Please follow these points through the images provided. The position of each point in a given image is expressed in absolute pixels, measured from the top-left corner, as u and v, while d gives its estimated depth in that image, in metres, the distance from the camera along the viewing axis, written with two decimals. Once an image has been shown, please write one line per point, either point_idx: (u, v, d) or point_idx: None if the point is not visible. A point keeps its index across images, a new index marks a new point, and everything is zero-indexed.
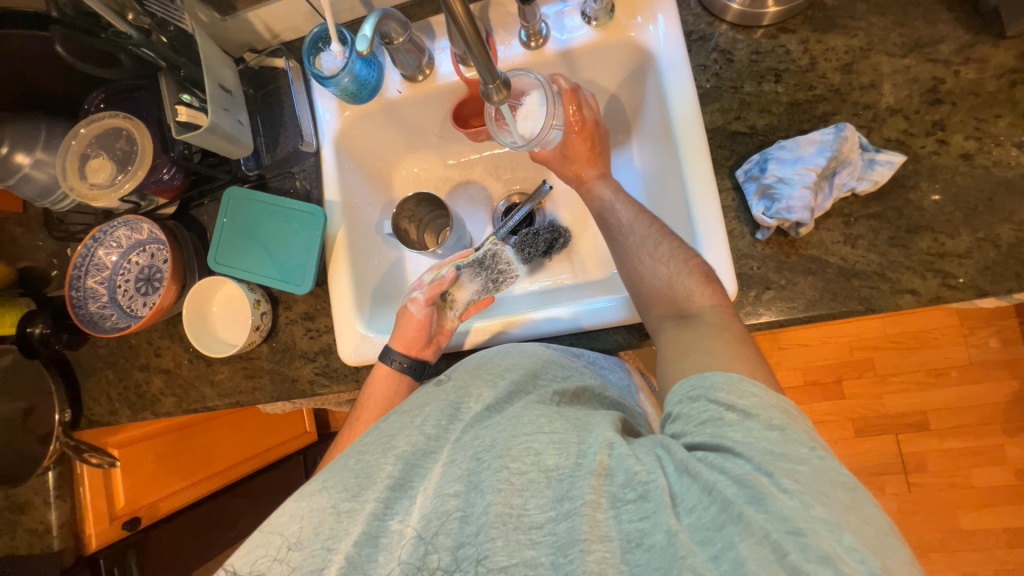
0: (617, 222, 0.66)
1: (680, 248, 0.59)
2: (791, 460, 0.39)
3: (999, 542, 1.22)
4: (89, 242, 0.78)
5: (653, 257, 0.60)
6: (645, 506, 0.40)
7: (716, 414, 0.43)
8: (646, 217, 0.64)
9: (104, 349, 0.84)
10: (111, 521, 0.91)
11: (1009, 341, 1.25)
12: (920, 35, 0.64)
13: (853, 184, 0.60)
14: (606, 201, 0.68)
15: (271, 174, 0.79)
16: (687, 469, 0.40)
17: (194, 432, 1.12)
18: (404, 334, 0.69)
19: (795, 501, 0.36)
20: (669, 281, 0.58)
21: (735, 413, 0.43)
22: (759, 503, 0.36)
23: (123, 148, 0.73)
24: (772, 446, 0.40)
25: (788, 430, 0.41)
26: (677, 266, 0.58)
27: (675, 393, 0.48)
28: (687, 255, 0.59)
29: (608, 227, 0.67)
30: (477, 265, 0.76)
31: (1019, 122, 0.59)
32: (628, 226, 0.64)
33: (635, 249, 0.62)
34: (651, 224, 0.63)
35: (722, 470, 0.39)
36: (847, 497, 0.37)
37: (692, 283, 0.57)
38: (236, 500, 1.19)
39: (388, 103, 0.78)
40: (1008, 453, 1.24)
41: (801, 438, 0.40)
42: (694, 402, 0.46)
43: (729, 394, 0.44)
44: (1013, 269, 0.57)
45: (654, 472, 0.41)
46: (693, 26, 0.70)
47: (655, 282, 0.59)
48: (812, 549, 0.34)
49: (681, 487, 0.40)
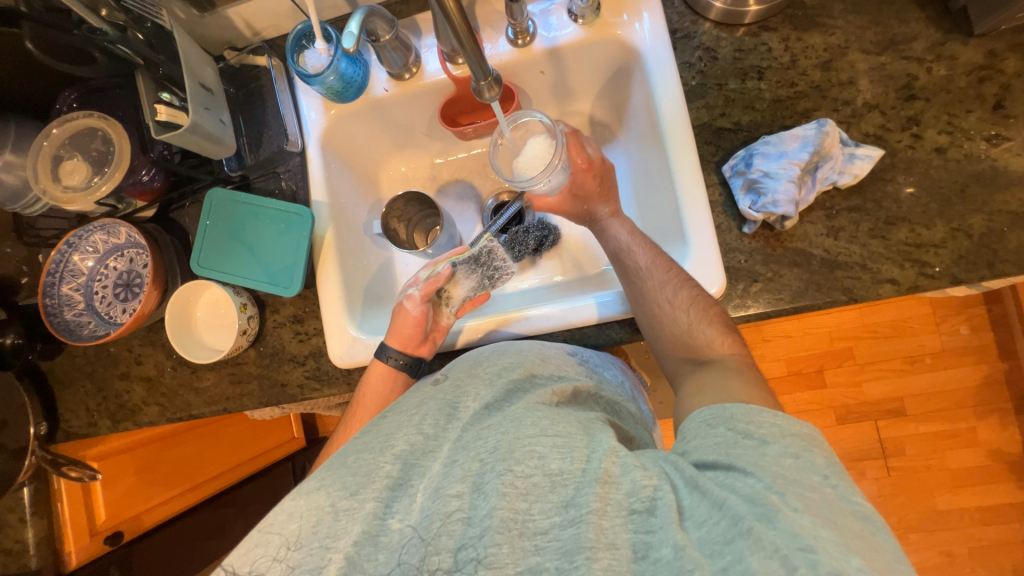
0: (634, 264, 0.64)
1: (699, 296, 0.59)
2: (802, 487, 0.40)
3: (973, 520, 1.28)
4: (63, 248, 0.75)
5: (672, 303, 0.60)
6: (652, 520, 0.40)
7: (731, 439, 0.45)
8: (664, 260, 0.63)
9: (82, 358, 0.81)
10: (92, 536, 0.89)
11: (978, 327, 1.31)
12: (894, 33, 0.66)
13: (834, 178, 0.62)
14: (621, 242, 0.67)
15: (255, 174, 0.77)
16: (696, 486, 0.41)
17: (177, 443, 1.09)
18: (402, 330, 0.69)
19: (805, 518, 0.37)
20: (688, 328, 0.59)
21: (751, 440, 0.44)
22: (769, 520, 0.37)
23: (99, 149, 0.70)
24: (784, 472, 0.41)
25: (802, 457, 0.42)
26: (697, 315, 0.59)
27: (693, 419, 0.49)
28: (707, 303, 0.60)
29: (624, 268, 0.65)
30: (472, 262, 0.76)
31: (988, 116, 0.62)
32: (645, 269, 0.63)
33: (654, 294, 0.61)
34: (670, 269, 0.62)
35: (732, 489, 0.40)
36: (855, 525, 0.38)
37: (712, 332, 0.58)
38: (223, 511, 1.11)
39: (375, 102, 0.77)
40: (980, 435, 1.29)
41: (815, 466, 0.41)
42: (712, 428, 0.47)
43: (748, 423, 0.46)
44: (984, 257, 0.60)
45: (662, 489, 0.42)
46: (678, 24, 0.71)
47: (675, 329, 0.60)
48: (823, 565, 0.34)
49: (690, 502, 0.41)
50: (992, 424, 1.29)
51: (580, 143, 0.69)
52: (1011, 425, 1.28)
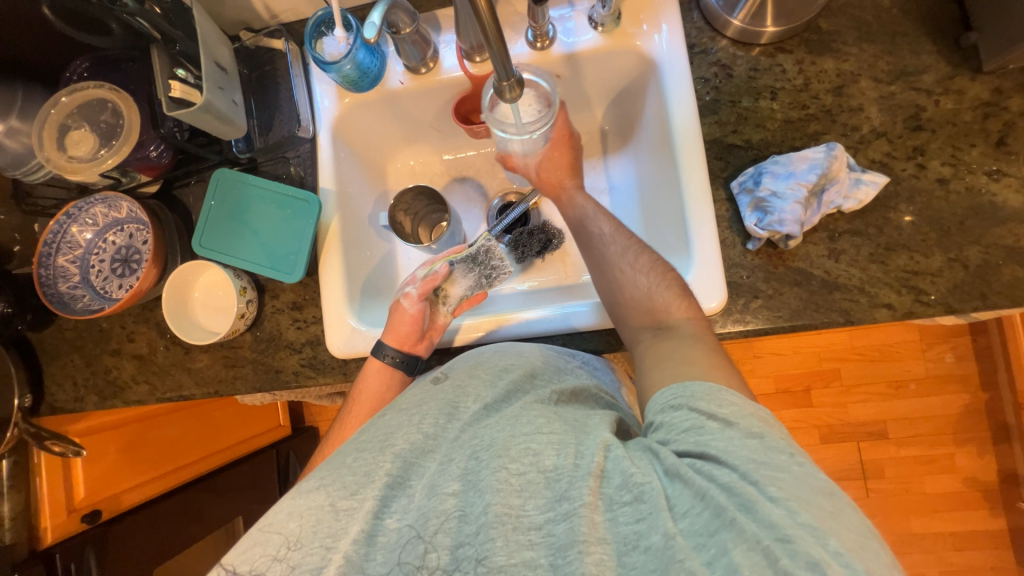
0: (598, 231, 0.67)
1: (659, 262, 0.62)
2: (772, 468, 0.40)
3: (946, 545, 1.30)
4: (61, 218, 0.73)
5: (633, 266, 0.62)
6: (641, 508, 0.41)
7: (697, 422, 0.45)
8: (625, 230, 0.66)
9: (72, 332, 0.80)
10: (69, 514, 0.88)
11: (962, 357, 1.33)
12: (905, 64, 0.67)
13: (839, 202, 0.63)
14: (587, 211, 0.69)
15: (263, 157, 0.77)
16: (678, 475, 0.42)
17: (159, 423, 1.07)
18: (398, 329, 0.69)
19: (781, 508, 0.37)
20: (648, 291, 0.60)
21: (716, 421, 0.45)
22: (750, 511, 0.38)
23: (107, 121, 0.69)
24: (751, 454, 0.41)
25: (766, 437, 0.43)
26: (656, 278, 0.60)
27: (658, 403, 0.50)
28: (665, 269, 0.61)
29: (588, 236, 0.67)
30: (471, 261, 0.76)
31: (991, 152, 0.64)
32: (609, 236, 0.66)
33: (615, 258, 0.64)
34: (631, 236, 0.65)
35: (711, 477, 0.41)
36: (827, 503, 0.38)
37: (670, 295, 0.59)
38: (201, 496, 1.08)
39: (389, 93, 0.77)
40: (958, 462, 1.32)
41: (780, 445, 0.42)
42: (676, 411, 0.47)
43: (709, 403, 0.46)
44: (978, 289, 0.61)
45: (649, 475, 0.43)
46: (696, 39, 0.72)
47: (635, 292, 0.60)
48: (801, 555, 0.35)
49: (674, 491, 0.41)
50: (970, 452, 1.32)
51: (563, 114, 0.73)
52: (988, 453, 1.31)
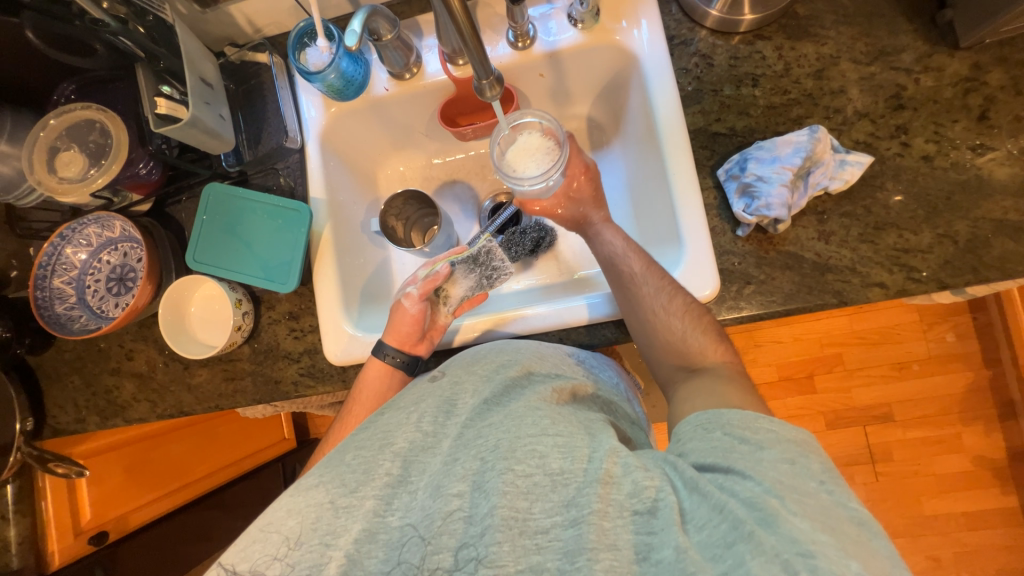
0: (628, 270, 0.65)
1: (693, 304, 0.60)
2: (800, 492, 0.40)
3: (959, 525, 1.30)
4: (55, 240, 0.74)
5: (666, 309, 0.61)
6: (653, 521, 0.41)
7: (728, 444, 0.45)
8: (656, 268, 0.64)
9: (70, 353, 0.80)
10: (77, 536, 0.87)
11: (963, 335, 1.33)
12: (883, 44, 0.68)
13: (826, 183, 0.63)
14: (617, 248, 0.68)
15: (253, 170, 0.77)
16: (696, 488, 0.41)
17: (163, 442, 1.07)
18: (399, 329, 0.69)
19: (805, 523, 0.37)
20: (682, 336, 0.59)
21: (747, 445, 0.44)
22: (769, 525, 0.37)
23: (96, 141, 0.70)
24: (781, 477, 0.41)
25: (798, 463, 0.42)
26: (690, 323, 0.59)
27: (690, 422, 0.49)
28: (700, 312, 0.60)
29: (618, 275, 0.65)
30: (471, 261, 0.76)
31: (973, 126, 0.64)
32: (640, 275, 0.64)
33: (648, 301, 0.62)
34: (663, 277, 0.63)
35: (733, 492, 0.41)
36: (854, 530, 0.38)
37: (705, 340, 0.58)
38: (211, 512, 1.08)
39: (374, 100, 0.77)
40: (965, 441, 1.31)
41: (810, 471, 0.42)
42: (708, 432, 0.47)
43: (744, 429, 0.46)
44: (969, 263, 0.62)
45: (664, 490, 0.42)
46: (675, 31, 0.73)
47: (669, 336, 0.60)
48: (822, 571, 0.34)
49: (691, 504, 0.41)
50: (977, 431, 1.31)
51: (577, 148, 0.72)
52: (995, 432, 1.30)
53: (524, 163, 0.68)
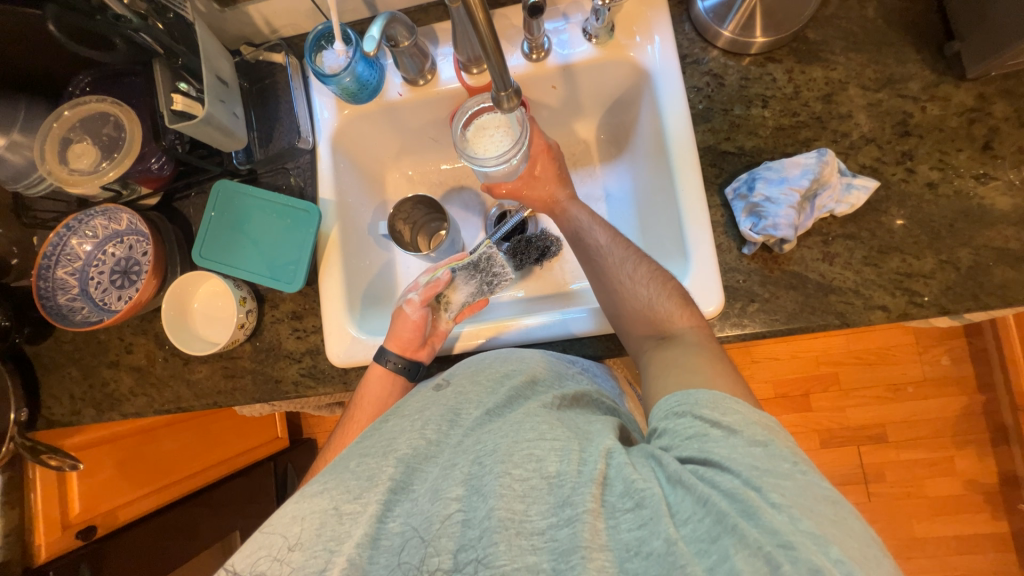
0: (594, 242, 0.66)
1: (657, 271, 0.61)
2: (776, 475, 0.40)
3: (950, 549, 1.30)
4: (61, 231, 0.74)
5: (632, 277, 0.62)
6: (642, 514, 0.41)
7: (701, 430, 0.45)
8: (621, 240, 0.66)
9: (69, 344, 0.79)
10: (64, 530, 0.87)
11: (958, 359, 1.34)
12: (892, 72, 0.69)
13: (832, 206, 0.64)
14: (582, 222, 0.69)
15: (263, 169, 0.78)
16: (680, 481, 0.42)
17: (157, 436, 1.06)
18: (400, 334, 0.69)
19: (783, 514, 0.37)
20: (649, 302, 0.59)
21: (720, 429, 0.44)
22: (751, 517, 0.38)
23: (109, 134, 0.70)
24: (755, 462, 0.41)
25: (770, 446, 0.43)
26: (656, 289, 0.60)
27: (661, 408, 0.50)
28: (665, 278, 0.61)
29: (585, 247, 0.67)
30: (472, 268, 0.77)
31: (978, 156, 0.65)
32: (606, 247, 0.65)
33: (614, 270, 0.63)
34: (629, 246, 0.65)
35: (714, 484, 0.41)
36: (830, 511, 0.38)
37: (671, 305, 0.59)
38: (199, 510, 1.07)
39: (387, 105, 0.78)
40: (958, 465, 1.32)
41: (784, 453, 0.42)
42: (679, 418, 0.47)
43: (713, 411, 0.46)
44: (971, 290, 0.63)
45: (650, 481, 0.43)
46: (688, 50, 0.74)
47: (636, 304, 0.60)
48: (803, 562, 0.35)
49: (676, 498, 0.41)
50: (970, 455, 1.32)
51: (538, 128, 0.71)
52: (988, 455, 1.31)
53: (488, 148, 0.66)
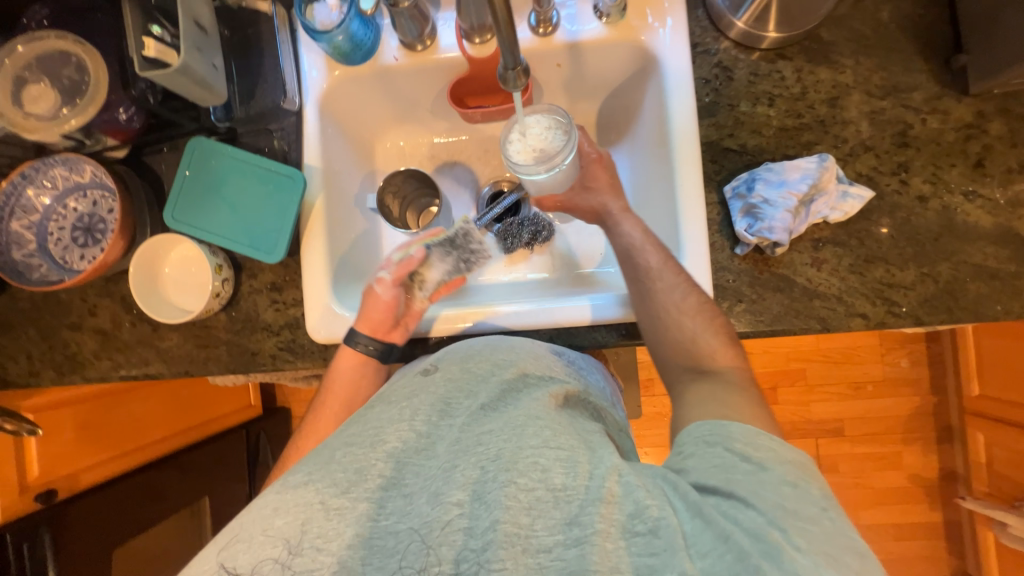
0: (645, 264, 0.63)
1: (707, 305, 0.60)
2: (803, 520, 0.41)
3: (889, 534, 1.41)
4: (16, 179, 0.68)
5: (680, 309, 0.60)
6: (656, 542, 0.40)
7: (730, 462, 0.46)
8: (673, 263, 0.63)
9: (26, 303, 0.74)
10: (22, 493, 0.83)
11: (916, 362, 1.41)
12: (898, 80, 0.69)
13: (826, 213, 0.65)
14: (634, 239, 0.65)
15: (243, 128, 0.73)
16: (701, 512, 0.42)
17: (125, 400, 1.03)
18: (370, 316, 0.67)
19: (809, 559, 0.38)
20: (693, 336, 0.59)
21: (749, 463, 0.45)
22: (774, 559, 0.38)
23: (70, 77, 0.64)
24: (784, 502, 0.42)
25: (801, 487, 0.44)
26: (702, 324, 0.60)
27: (691, 434, 0.50)
28: (712, 313, 0.60)
29: (634, 267, 0.64)
30: (448, 245, 0.70)
31: (969, 173, 0.66)
32: (656, 271, 0.62)
33: (662, 298, 0.61)
34: (679, 272, 0.62)
35: (736, 521, 0.41)
36: (856, 562, 0.39)
37: (716, 342, 0.59)
38: (165, 473, 1.05)
39: (382, 69, 0.73)
40: (904, 460, 1.41)
41: (814, 497, 0.43)
42: (710, 446, 0.48)
43: (746, 446, 0.47)
44: (946, 303, 0.65)
45: (666, 510, 0.42)
46: (699, 39, 0.72)
47: (679, 336, 0.60)
48: None
49: (693, 529, 0.41)
50: (915, 451, 1.41)
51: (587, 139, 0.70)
52: (932, 453, 1.40)
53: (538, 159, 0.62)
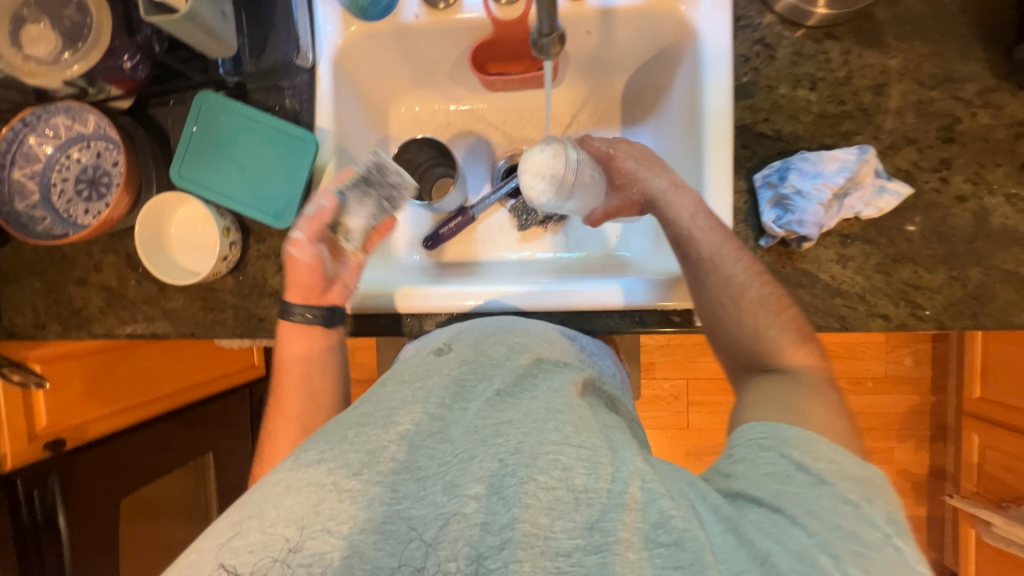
0: (697, 254, 0.61)
1: (770, 298, 0.58)
2: (859, 543, 0.41)
3: None
4: (18, 125, 0.66)
5: (738, 304, 0.59)
6: (680, 555, 0.40)
7: (785, 470, 0.45)
8: (732, 251, 0.60)
9: (32, 255, 0.73)
10: (30, 442, 0.85)
11: (920, 361, 1.40)
12: (951, 69, 0.64)
13: (860, 208, 0.62)
14: (685, 225, 0.61)
15: (254, 84, 0.69)
16: (738, 528, 0.42)
17: (130, 355, 1.03)
18: (299, 282, 0.65)
19: None
20: (755, 331, 0.58)
21: (805, 475, 0.45)
22: None
23: (72, 18, 0.60)
24: (839, 521, 0.42)
25: (861, 507, 0.43)
26: (766, 319, 0.58)
27: (744, 434, 0.50)
28: (779, 306, 0.58)
29: (686, 257, 0.62)
30: (361, 185, 0.60)
31: (1014, 174, 0.63)
32: (711, 261, 0.60)
33: (718, 291, 0.60)
34: (740, 261, 0.60)
35: (780, 541, 0.41)
36: None
37: (784, 339, 0.57)
38: (168, 425, 1.08)
39: (400, 27, 0.69)
40: (896, 455, 1.43)
41: (876, 521, 0.42)
42: (765, 451, 0.47)
43: (805, 455, 0.46)
44: (971, 309, 0.63)
45: (691, 522, 0.41)
46: (742, 11, 0.67)
47: (740, 330, 0.59)
48: None
49: (724, 542, 0.41)
50: (908, 448, 1.42)
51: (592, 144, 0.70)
52: (923, 450, 1.42)
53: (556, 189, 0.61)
